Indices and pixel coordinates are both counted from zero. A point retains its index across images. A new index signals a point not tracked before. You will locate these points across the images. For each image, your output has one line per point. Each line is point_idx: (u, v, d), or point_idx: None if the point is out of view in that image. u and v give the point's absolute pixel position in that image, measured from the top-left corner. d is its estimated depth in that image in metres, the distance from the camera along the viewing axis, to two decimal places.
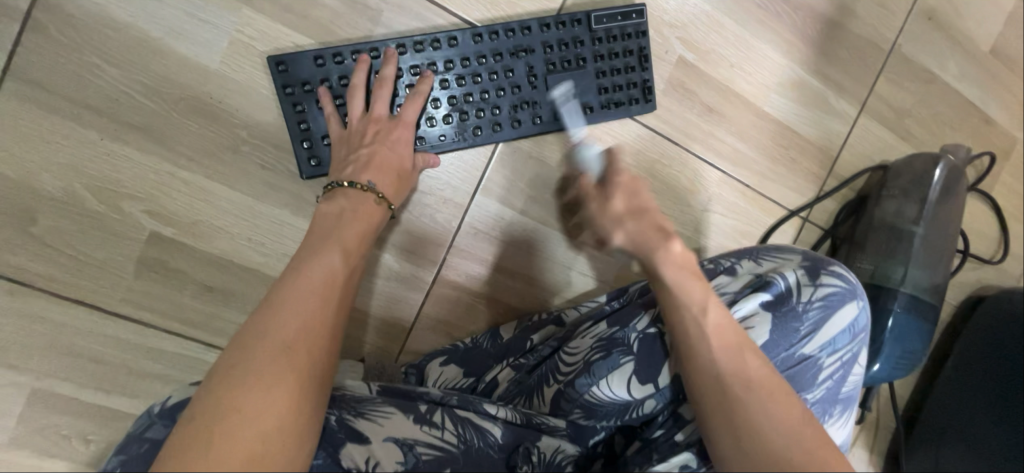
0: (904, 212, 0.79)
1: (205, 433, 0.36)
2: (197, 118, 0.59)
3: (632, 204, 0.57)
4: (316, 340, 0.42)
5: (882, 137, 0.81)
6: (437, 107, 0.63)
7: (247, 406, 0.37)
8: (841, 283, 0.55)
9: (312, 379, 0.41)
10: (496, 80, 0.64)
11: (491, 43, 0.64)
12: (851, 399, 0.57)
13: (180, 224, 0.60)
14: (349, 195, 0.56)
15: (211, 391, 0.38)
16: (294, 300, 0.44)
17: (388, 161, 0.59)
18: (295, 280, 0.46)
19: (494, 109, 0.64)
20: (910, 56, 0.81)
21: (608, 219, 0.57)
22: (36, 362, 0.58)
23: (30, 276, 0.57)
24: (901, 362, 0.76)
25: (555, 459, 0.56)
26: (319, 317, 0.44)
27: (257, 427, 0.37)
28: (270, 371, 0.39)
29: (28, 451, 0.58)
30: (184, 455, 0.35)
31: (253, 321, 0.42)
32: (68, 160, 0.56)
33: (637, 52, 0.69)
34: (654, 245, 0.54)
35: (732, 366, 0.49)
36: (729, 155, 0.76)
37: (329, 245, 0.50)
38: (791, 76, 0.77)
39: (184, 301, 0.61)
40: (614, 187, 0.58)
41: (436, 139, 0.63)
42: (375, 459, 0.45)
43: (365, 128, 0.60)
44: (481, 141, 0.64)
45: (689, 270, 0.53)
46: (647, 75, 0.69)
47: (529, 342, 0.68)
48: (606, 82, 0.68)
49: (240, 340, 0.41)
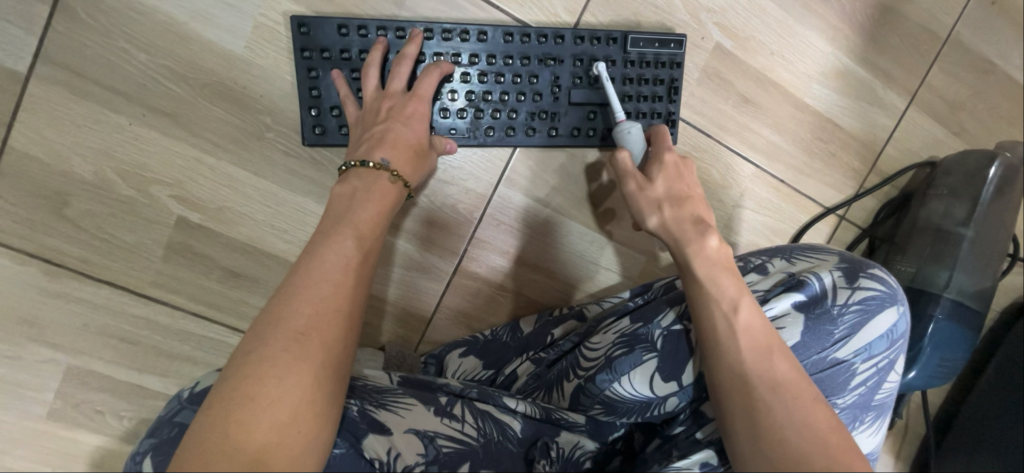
0: (952, 212, 0.74)
1: (223, 420, 0.36)
2: (222, 104, 0.59)
3: (674, 191, 0.59)
4: (333, 328, 0.41)
5: (931, 131, 0.76)
6: (454, 98, 0.62)
7: (261, 396, 0.36)
8: (882, 287, 0.52)
9: (328, 369, 0.39)
10: (519, 84, 0.63)
11: (521, 46, 0.62)
12: (883, 408, 0.54)
13: (206, 210, 0.60)
14: (361, 175, 0.53)
15: (232, 377, 0.38)
16: (312, 285, 0.42)
17: (400, 137, 0.56)
18: (314, 263, 0.44)
19: (511, 112, 0.63)
20: (968, 45, 0.75)
21: (644, 200, 0.60)
22: (72, 340, 0.60)
23: (65, 257, 0.58)
24: (940, 371, 0.73)
25: (574, 455, 0.56)
26: (333, 303, 0.42)
27: (273, 417, 0.36)
28: (284, 360, 0.38)
29: (66, 424, 0.61)
30: (205, 441, 0.35)
31: (271, 307, 0.41)
32: (97, 144, 0.57)
33: (670, 65, 0.66)
34: (689, 237, 0.56)
35: (760, 369, 0.46)
36: (765, 149, 0.72)
37: (342, 227, 0.48)
38: (835, 65, 0.72)
39: (210, 286, 0.62)
40: (659, 169, 0.60)
41: (446, 131, 0.62)
42: (396, 450, 0.45)
43: (379, 105, 0.57)
44: (492, 142, 0.63)
45: (721, 267, 0.53)
46: (674, 107, 0.67)
47: (550, 337, 0.67)
48: (630, 107, 0.65)
49: (255, 328, 0.40)
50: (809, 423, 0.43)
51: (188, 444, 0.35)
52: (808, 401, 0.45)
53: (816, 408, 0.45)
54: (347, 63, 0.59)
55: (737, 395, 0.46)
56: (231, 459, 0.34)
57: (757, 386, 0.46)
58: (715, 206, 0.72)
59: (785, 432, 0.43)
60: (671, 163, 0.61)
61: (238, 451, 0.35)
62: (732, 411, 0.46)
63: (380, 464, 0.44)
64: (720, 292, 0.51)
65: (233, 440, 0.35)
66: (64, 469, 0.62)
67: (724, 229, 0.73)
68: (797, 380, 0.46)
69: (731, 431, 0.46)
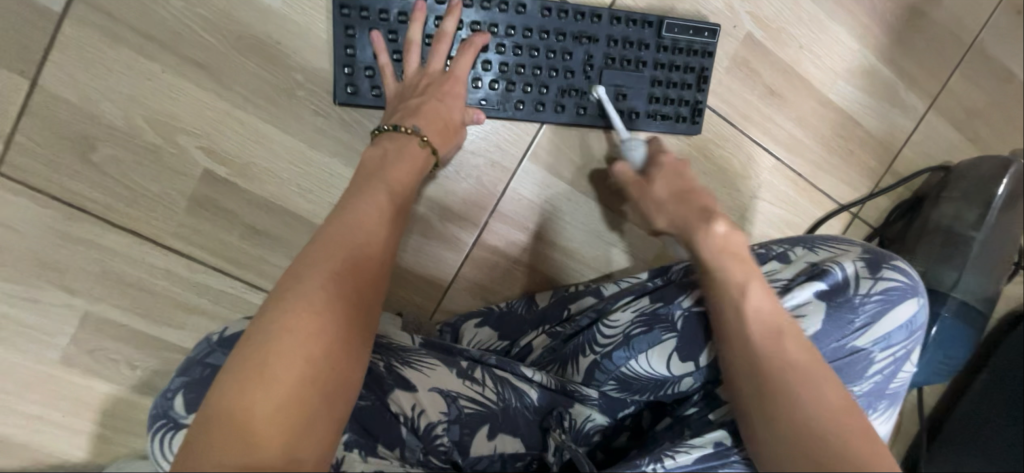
0: (963, 215, 0.75)
1: (261, 350, 0.36)
2: (255, 58, 0.58)
3: (677, 188, 0.60)
4: (366, 272, 0.41)
5: (949, 136, 0.77)
6: (487, 69, 0.62)
7: (299, 330, 0.37)
8: (903, 278, 0.54)
9: (360, 311, 0.40)
10: (552, 60, 0.63)
11: (557, 21, 0.62)
12: (897, 397, 0.56)
13: (232, 164, 0.60)
14: (394, 138, 0.54)
15: (269, 311, 0.38)
16: (347, 231, 0.43)
17: (435, 111, 0.57)
18: (347, 212, 0.44)
19: (542, 88, 0.63)
20: (991, 53, 0.76)
21: (650, 202, 0.61)
22: (91, 287, 0.60)
23: (89, 202, 0.58)
24: (942, 368, 0.75)
25: (584, 426, 0.58)
26: (367, 250, 0.42)
27: (308, 350, 0.37)
28: (320, 301, 0.38)
29: (79, 370, 0.61)
30: (245, 369, 0.35)
31: (307, 248, 0.41)
32: (128, 90, 0.57)
33: (702, 52, 0.66)
34: (694, 225, 0.56)
35: (774, 347, 0.47)
36: (785, 141, 0.73)
37: (375, 182, 0.49)
38: (861, 63, 0.73)
39: (232, 241, 0.62)
40: (659, 172, 0.61)
41: (477, 102, 0.62)
42: (420, 407, 0.48)
43: (418, 81, 0.58)
44: (521, 116, 0.63)
45: (728, 252, 0.53)
46: (701, 96, 0.67)
47: (566, 312, 0.66)
48: (659, 92, 0.66)
49: (291, 268, 0.40)
50: (820, 404, 0.44)
51: (229, 371, 0.36)
52: (819, 379, 0.45)
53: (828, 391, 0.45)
54: (384, 24, 0.59)
55: (749, 371, 0.47)
56: (271, 396, 0.35)
57: (769, 365, 0.46)
58: (734, 195, 0.73)
59: (794, 409, 0.44)
60: (670, 165, 0.62)
61: (277, 381, 0.35)
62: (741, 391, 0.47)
63: (405, 419, 0.48)
64: (727, 277, 0.51)
65: (272, 373, 0.35)
66: (74, 416, 0.62)
67: (741, 219, 0.74)
68: (808, 358, 0.46)
69: (741, 406, 0.47)
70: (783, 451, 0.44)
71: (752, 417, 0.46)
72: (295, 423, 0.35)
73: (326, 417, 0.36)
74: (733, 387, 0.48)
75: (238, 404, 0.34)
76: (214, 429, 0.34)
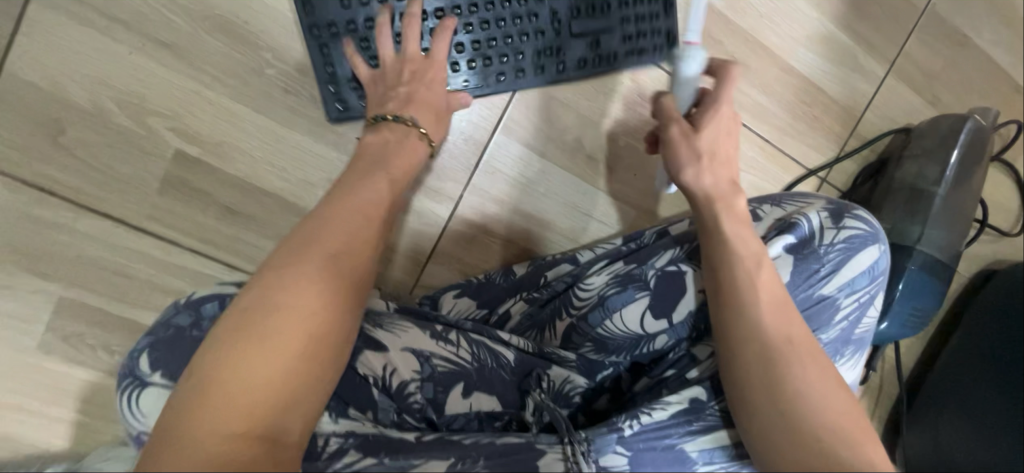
0: (925, 174, 0.77)
1: (256, 323, 0.38)
2: (223, 38, 0.59)
3: (717, 143, 0.56)
4: (362, 254, 0.43)
5: (908, 100, 0.80)
6: (460, 51, 0.63)
7: (294, 305, 0.39)
8: (865, 227, 0.56)
9: (355, 289, 0.42)
10: (519, 25, 0.63)
11: None
12: (863, 343, 0.57)
13: (204, 144, 0.61)
14: (394, 128, 0.54)
15: (264, 286, 0.39)
16: (345, 215, 0.44)
17: (425, 98, 0.57)
18: (345, 195, 0.46)
19: (518, 55, 0.64)
20: (944, 16, 0.79)
21: (689, 148, 0.55)
22: (64, 272, 0.60)
23: (60, 186, 0.58)
24: (913, 320, 0.76)
25: (563, 388, 0.57)
26: (365, 233, 0.44)
27: (301, 324, 0.38)
28: (316, 278, 0.40)
29: (55, 357, 0.61)
30: (239, 341, 0.37)
31: (305, 229, 0.43)
32: (96, 72, 0.57)
33: (669, 1, 0.67)
34: (723, 193, 0.54)
35: (782, 326, 0.47)
36: (751, 109, 0.75)
37: (376, 169, 0.50)
38: (820, 30, 0.75)
39: (207, 221, 0.62)
40: (712, 121, 0.56)
41: (460, 85, 0.63)
42: (392, 367, 0.49)
43: (400, 67, 0.57)
44: (505, 86, 0.64)
45: (743, 221, 0.53)
46: (673, 23, 0.67)
47: (543, 279, 0.68)
48: (632, 29, 0.66)
49: (290, 246, 0.41)
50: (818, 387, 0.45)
51: (221, 341, 0.37)
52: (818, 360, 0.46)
53: (816, 370, 0.45)
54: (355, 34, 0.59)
55: (754, 349, 0.47)
56: (265, 366, 0.37)
57: (776, 343, 0.47)
58: None
59: (795, 389, 0.45)
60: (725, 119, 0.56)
61: (270, 352, 0.37)
62: (744, 372, 0.47)
63: (375, 379, 0.49)
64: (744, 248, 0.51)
65: (267, 345, 0.37)
66: (53, 404, 0.62)
67: None
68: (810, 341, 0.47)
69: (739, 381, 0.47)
70: (777, 429, 0.44)
71: (749, 397, 0.46)
72: (286, 400, 0.37)
73: (314, 395, 0.39)
74: (729, 361, 0.48)
75: (232, 373, 0.36)
76: (203, 403, 0.35)
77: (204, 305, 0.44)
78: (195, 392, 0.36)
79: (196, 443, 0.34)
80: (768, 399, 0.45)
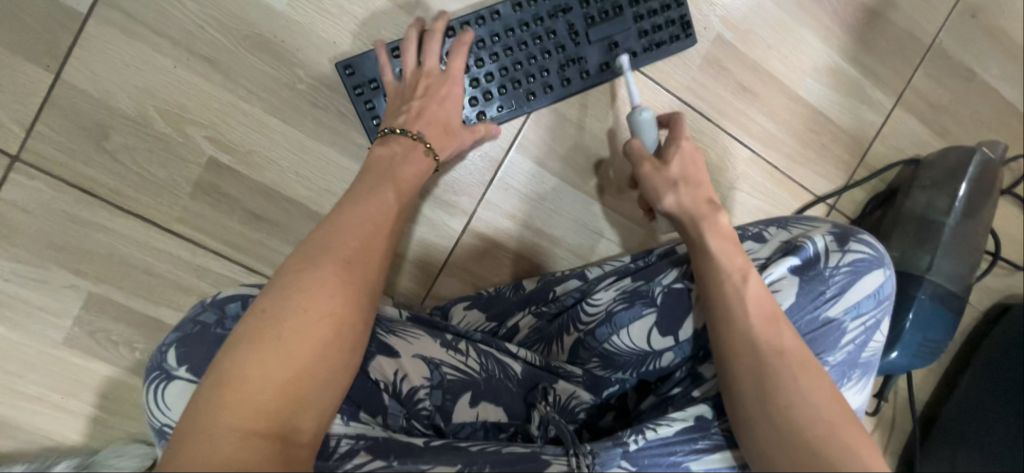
0: (934, 203, 0.78)
1: (274, 323, 0.39)
2: (260, 55, 0.63)
3: (688, 173, 0.63)
4: (372, 259, 0.45)
5: (916, 131, 0.81)
6: (490, 80, 0.67)
7: (310, 307, 0.40)
8: (870, 250, 0.56)
9: (366, 293, 0.43)
10: (541, 44, 0.68)
11: (531, 10, 0.67)
12: (870, 367, 0.57)
13: (235, 152, 0.64)
14: (401, 142, 0.58)
15: (282, 288, 0.41)
16: (355, 222, 0.46)
17: (435, 114, 0.61)
18: (356, 205, 0.48)
19: (544, 72, 0.68)
20: (951, 52, 0.81)
21: (660, 179, 0.63)
22: (95, 268, 0.63)
23: (99, 187, 0.62)
24: (922, 351, 0.75)
25: (569, 403, 0.58)
26: (375, 240, 0.46)
27: (317, 324, 0.39)
28: (331, 281, 0.41)
29: (80, 351, 0.64)
30: (256, 341, 0.38)
31: (318, 235, 0.44)
32: (142, 83, 0.61)
33: (680, 21, 0.71)
34: (703, 213, 0.59)
35: (773, 335, 0.50)
36: (759, 135, 0.77)
37: (384, 179, 0.53)
38: (827, 62, 0.78)
39: (233, 225, 0.65)
40: (676, 156, 0.64)
41: (495, 111, 0.68)
42: (403, 372, 0.51)
43: (417, 81, 0.63)
44: (537, 104, 0.69)
45: (730, 239, 0.57)
46: (684, 9, 0.71)
47: (552, 293, 0.68)
48: (646, 25, 0.70)
49: (303, 251, 0.43)
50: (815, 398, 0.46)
51: (240, 341, 0.38)
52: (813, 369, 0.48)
53: (818, 386, 0.47)
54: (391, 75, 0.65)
55: (747, 359, 0.49)
56: (282, 365, 0.38)
57: (767, 352, 0.49)
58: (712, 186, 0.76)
59: (792, 397, 0.46)
60: (687, 153, 0.65)
61: (288, 351, 0.38)
62: (738, 383, 0.49)
63: (386, 384, 0.50)
64: (729, 262, 0.54)
65: (284, 345, 0.38)
66: (73, 397, 0.64)
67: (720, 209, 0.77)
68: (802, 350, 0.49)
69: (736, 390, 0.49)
70: (777, 439, 0.45)
71: (745, 407, 0.48)
72: (306, 396, 0.38)
73: (329, 392, 0.39)
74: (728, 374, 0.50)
75: (250, 372, 0.37)
76: (225, 394, 0.36)
77: (229, 305, 0.46)
78: (214, 390, 0.36)
79: (216, 433, 0.35)
80: (773, 415, 0.46)
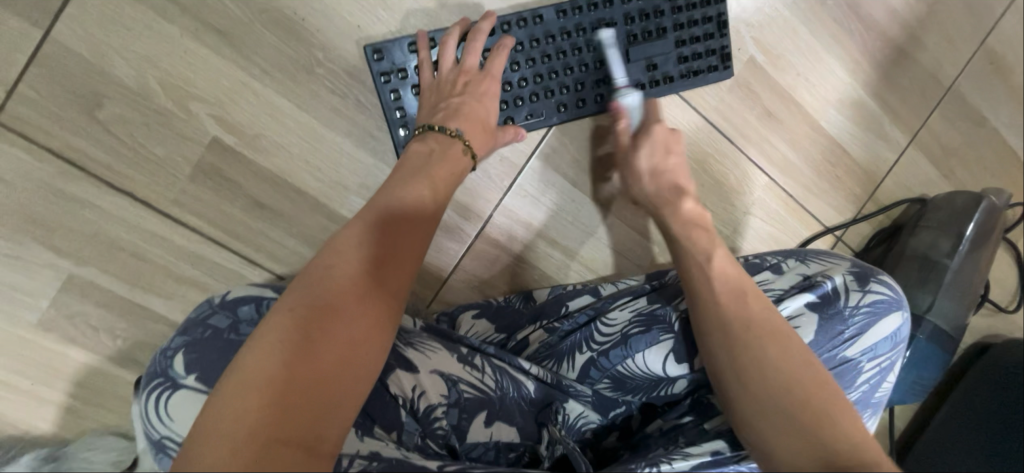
0: (938, 245, 0.80)
1: (301, 324, 0.36)
2: (277, 32, 0.59)
3: (657, 162, 0.66)
4: (405, 260, 0.43)
5: (927, 171, 0.82)
6: (523, 86, 0.65)
7: (341, 307, 0.37)
8: (888, 292, 0.57)
9: (397, 296, 0.41)
10: (580, 56, 0.65)
11: (574, 18, 0.65)
12: (879, 406, 0.59)
13: (241, 134, 0.59)
14: (439, 139, 0.57)
15: (310, 286, 0.38)
16: (387, 219, 0.44)
17: (474, 111, 0.59)
18: (388, 201, 0.47)
19: (579, 85, 0.66)
20: (967, 96, 0.82)
21: (628, 170, 0.67)
22: (77, 248, 0.58)
23: (87, 161, 0.56)
24: (915, 387, 0.83)
25: (577, 423, 0.58)
26: (408, 240, 0.44)
27: (348, 326, 0.37)
28: (362, 282, 0.39)
29: (55, 336, 0.59)
30: (279, 341, 0.35)
31: (349, 231, 0.42)
32: (143, 50, 0.56)
33: (719, 53, 0.70)
34: (666, 199, 0.65)
35: (736, 307, 0.50)
36: (778, 162, 0.76)
37: (419, 175, 0.51)
38: (851, 95, 0.78)
39: (232, 212, 0.61)
40: (646, 141, 0.66)
41: (525, 118, 0.65)
42: (421, 388, 0.49)
43: (455, 77, 0.60)
44: (567, 116, 0.66)
45: (697, 225, 0.62)
46: (726, 42, 0.70)
47: (565, 308, 0.65)
48: (687, 51, 0.68)
49: (333, 247, 0.41)
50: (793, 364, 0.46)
51: (260, 341, 0.35)
52: (780, 332, 0.48)
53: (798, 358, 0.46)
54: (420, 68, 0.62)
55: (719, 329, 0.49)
56: (306, 369, 0.34)
57: (733, 321, 0.49)
58: (728, 209, 0.76)
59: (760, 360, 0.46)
60: (660, 137, 0.66)
61: (315, 354, 0.35)
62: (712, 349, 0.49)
63: (404, 400, 0.48)
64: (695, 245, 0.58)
65: (309, 346, 0.35)
66: (43, 385, 0.59)
67: (732, 233, 0.77)
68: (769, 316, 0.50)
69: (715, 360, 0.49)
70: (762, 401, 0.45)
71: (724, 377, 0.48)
72: (330, 404, 0.34)
73: (355, 399, 0.36)
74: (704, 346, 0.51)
75: (270, 375, 0.34)
76: (240, 402, 0.33)
77: (242, 308, 0.43)
78: (229, 393, 0.33)
79: (231, 443, 0.31)
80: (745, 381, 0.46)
